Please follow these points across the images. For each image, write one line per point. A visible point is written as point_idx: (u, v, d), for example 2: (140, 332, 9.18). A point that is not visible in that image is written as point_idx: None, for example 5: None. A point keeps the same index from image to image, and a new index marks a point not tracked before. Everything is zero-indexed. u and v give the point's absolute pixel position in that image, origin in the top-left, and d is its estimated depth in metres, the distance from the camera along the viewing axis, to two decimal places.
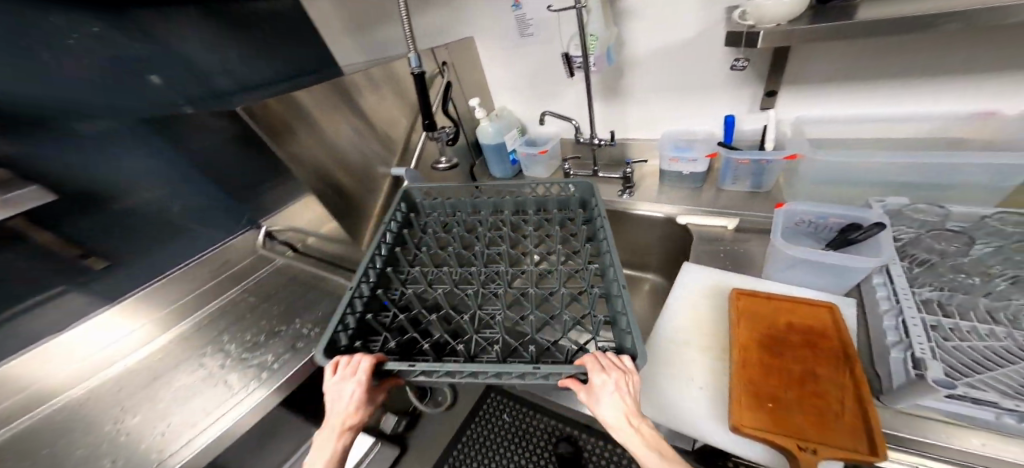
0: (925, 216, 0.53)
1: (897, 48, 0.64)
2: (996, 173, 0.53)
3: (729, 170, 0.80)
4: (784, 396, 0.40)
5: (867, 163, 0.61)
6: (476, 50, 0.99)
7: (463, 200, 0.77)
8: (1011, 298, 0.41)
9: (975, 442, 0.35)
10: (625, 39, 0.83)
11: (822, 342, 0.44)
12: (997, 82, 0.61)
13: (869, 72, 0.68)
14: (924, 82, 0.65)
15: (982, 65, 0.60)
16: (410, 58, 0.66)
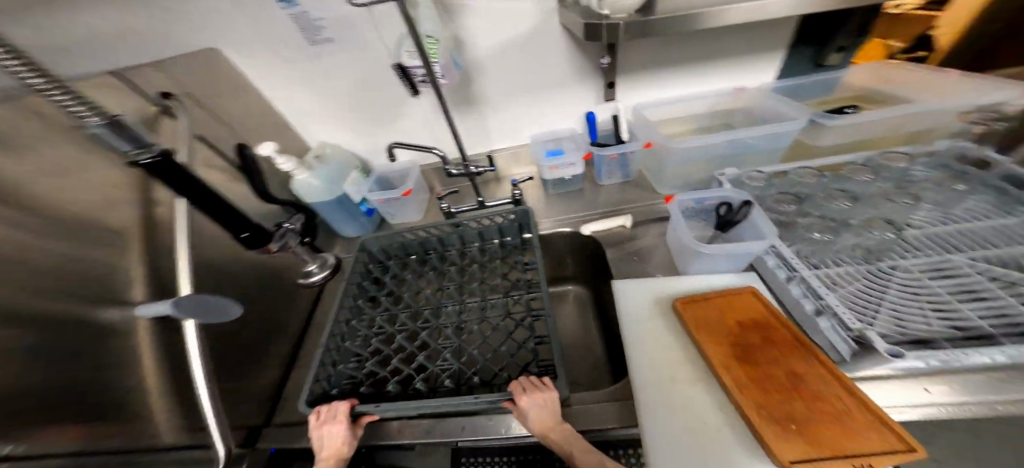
0: (756, 181, 0.66)
1: (691, 40, 0.73)
2: (779, 138, 0.69)
3: (603, 167, 0.81)
4: (796, 410, 0.37)
5: (709, 144, 0.69)
6: (243, 74, 0.66)
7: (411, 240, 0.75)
8: (840, 241, 0.54)
9: (936, 391, 0.38)
10: (462, 40, 0.68)
11: (775, 332, 0.45)
12: (747, 64, 0.80)
13: (679, 63, 0.77)
14: (710, 67, 0.79)
15: (738, 51, 0.77)
16: (117, 145, 0.36)
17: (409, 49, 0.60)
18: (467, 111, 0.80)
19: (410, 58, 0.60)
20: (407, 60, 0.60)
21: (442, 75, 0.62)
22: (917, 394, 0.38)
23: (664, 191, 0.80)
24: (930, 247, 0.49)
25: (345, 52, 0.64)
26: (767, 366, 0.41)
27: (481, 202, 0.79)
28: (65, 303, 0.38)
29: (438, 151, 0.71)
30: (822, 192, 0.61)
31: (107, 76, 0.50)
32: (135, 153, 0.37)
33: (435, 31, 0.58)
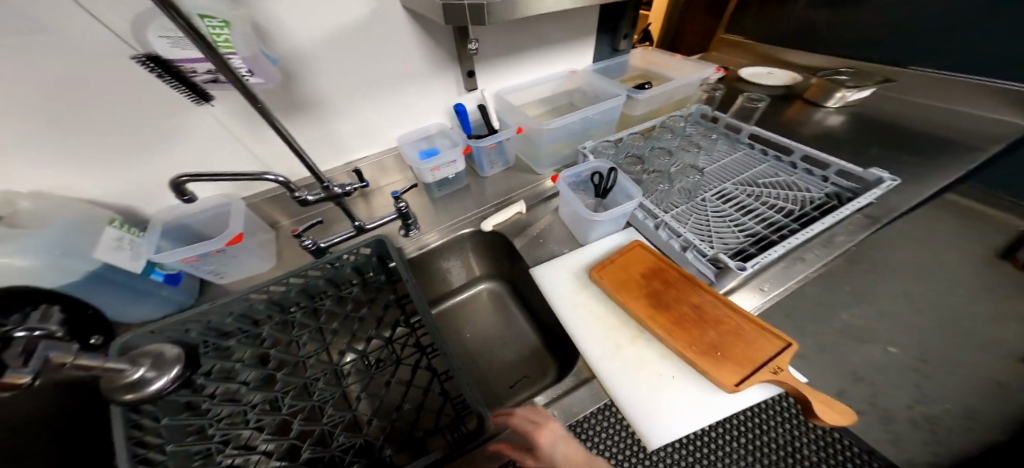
0: (608, 150, 0.79)
1: (528, 27, 0.77)
2: (614, 112, 0.84)
3: (482, 157, 0.80)
4: (712, 337, 0.50)
5: (569, 124, 0.78)
6: None
7: (235, 320, 0.56)
8: (670, 188, 0.73)
9: (761, 288, 0.61)
10: (266, 20, 0.50)
11: (672, 276, 0.57)
12: (576, 48, 0.91)
13: (526, 47, 0.81)
14: (551, 52, 0.87)
15: (568, 37, 0.87)
16: None
17: (166, 32, 0.39)
18: (302, 117, 0.63)
19: (176, 50, 0.40)
20: (166, 50, 0.40)
21: (247, 70, 0.46)
22: (756, 294, 0.61)
23: (543, 171, 0.85)
24: (710, 186, 0.75)
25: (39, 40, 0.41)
26: (679, 310, 0.53)
27: (361, 227, 0.64)
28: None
29: (273, 175, 0.49)
30: (650, 151, 0.80)
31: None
32: None
33: (216, 10, 0.41)
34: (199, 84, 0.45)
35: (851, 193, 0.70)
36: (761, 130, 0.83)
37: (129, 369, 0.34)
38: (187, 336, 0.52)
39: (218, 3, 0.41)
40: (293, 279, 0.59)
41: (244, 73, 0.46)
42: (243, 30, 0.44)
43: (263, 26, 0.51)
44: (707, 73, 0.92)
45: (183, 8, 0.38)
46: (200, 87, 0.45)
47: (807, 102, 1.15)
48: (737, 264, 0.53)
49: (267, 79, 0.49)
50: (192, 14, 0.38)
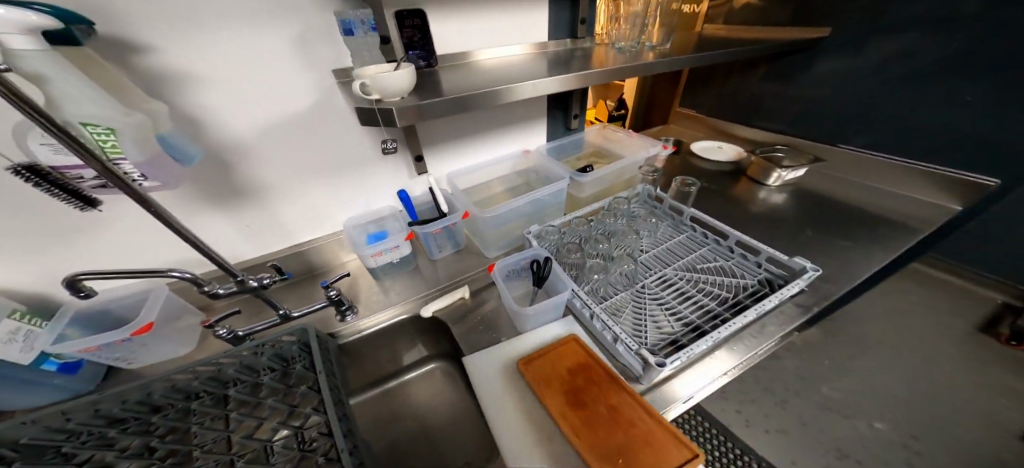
0: (553, 236, 0.82)
1: (473, 117, 0.83)
2: (559, 193, 0.86)
3: (430, 241, 0.82)
4: (622, 443, 0.47)
5: (514, 209, 0.81)
6: None
7: (127, 409, 0.53)
8: (609, 274, 0.75)
9: (691, 381, 0.60)
10: (202, 118, 0.54)
11: (596, 373, 0.56)
12: (528, 129, 0.98)
13: (476, 133, 0.87)
14: (503, 133, 0.93)
15: (519, 119, 0.94)
16: None
17: (46, 139, 0.36)
18: (244, 204, 0.64)
19: (60, 156, 0.37)
20: (49, 158, 0.37)
21: (144, 175, 0.41)
22: (687, 388, 0.59)
23: (492, 253, 0.87)
24: (649, 272, 0.77)
25: None
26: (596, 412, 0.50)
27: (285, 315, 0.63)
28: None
29: (179, 272, 0.49)
30: (592, 236, 0.83)
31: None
32: None
33: (104, 116, 0.36)
34: (85, 191, 0.40)
35: (782, 280, 0.72)
36: (700, 214, 0.86)
37: None
38: (68, 426, 0.49)
39: (115, 108, 0.37)
40: (201, 368, 0.57)
41: (136, 177, 0.41)
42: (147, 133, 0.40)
43: (199, 122, 0.54)
44: (654, 151, 0.98)
45: (62, 115, 0.35)
46: (86, 193, 0.40)
47: (751, 179, 1.18)
48: (657, 361, 0.53)
49: (167, 181, 0.44)
50: (69, 121, 0.35)
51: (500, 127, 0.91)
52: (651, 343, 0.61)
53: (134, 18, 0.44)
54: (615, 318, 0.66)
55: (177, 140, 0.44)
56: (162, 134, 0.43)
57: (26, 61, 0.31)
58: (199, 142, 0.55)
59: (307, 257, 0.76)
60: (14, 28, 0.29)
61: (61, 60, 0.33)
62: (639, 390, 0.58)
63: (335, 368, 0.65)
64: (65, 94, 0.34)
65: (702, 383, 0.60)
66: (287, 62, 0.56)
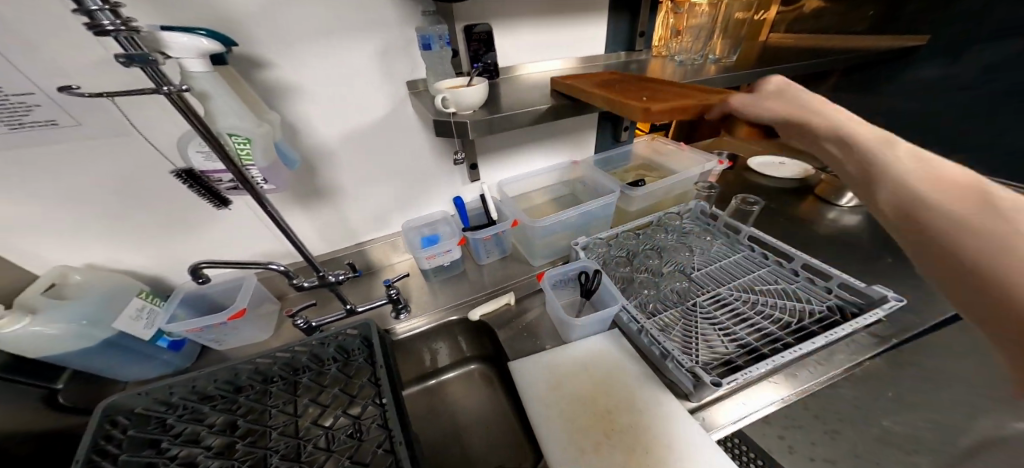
0: (601, 247, 0.81)
1: (528, 129, 0.86)
2: (608, 206, 0.86)
3: (480, 247, 0.85)
4: (624, 88, 0.60)
5: (563, 220, 0.81)
6: None
7: (217, 386, 0.61)
8: (660, 287, 0.73)
9: (746, 402, 0.56)
10: (297, 126, 0.60)
11: (605, 73, 0.74)
12: (578, 141, 0.99)
13: (528, 144, 0.89)
14: (554, 144, 0.95)
15: (570, 132, 0.95)
16: None
17: (200, 148, 0.43)
18: (321, 203, 0.71)
19: (208, 162, 0.44)
20: (200, 163, 0.44)
21: (263, 178, 0.46)
22: (745, 408, 0.56)
23: (537, 262, 0.88)
24: (701, 289, 0.73)
25: (111, 142, 0.52)
26: (637, 91, 0.58)
27: (350, 309, 0.69)
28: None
29: (276, 264, 0.55)
30: (641, 250, 0.81)
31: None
32: None
33: (244, 127, 0.42)
34: (223, 192, 0.46)
35: (855, 309, 0.65)
36: (759, 233, 0.81)
37: None
38: (171, 399, 0.58)
39: (251, 121, 0.43)
40: (278, 354, 0.64)
41: (258, 181, 0.46)
42: (269, 144, 0.45)
43: (295, 130, 0.61)
44: (709, 166, 0.94)
45: (216, 127, 0.41)
46: (221, 193, 0.47)
47: (818, 197, 1.10)
48: (711, 380, 0.51)
49: (281, 184, 0.49)
50: (221, 132, 0.40)
51: (550, 138, 0.93)
52: (702, 361, 0.58)
53: (257, 38, 0.52)
54: (664, 332, 0.64)
55: (286, 148, 0.51)
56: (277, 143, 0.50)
57: (198, 82, 0.38)
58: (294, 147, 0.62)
59: (367, 255, 0.82)
60: (195, 55, 0.36)
61: (222, 82, 0.40)
62: (689, 408, 0.56)
63: (390, 361, 0.68)
64: (220, 110, 0.40)
65: (762, 408, 0.55)
66: (369, 75, 0.62)
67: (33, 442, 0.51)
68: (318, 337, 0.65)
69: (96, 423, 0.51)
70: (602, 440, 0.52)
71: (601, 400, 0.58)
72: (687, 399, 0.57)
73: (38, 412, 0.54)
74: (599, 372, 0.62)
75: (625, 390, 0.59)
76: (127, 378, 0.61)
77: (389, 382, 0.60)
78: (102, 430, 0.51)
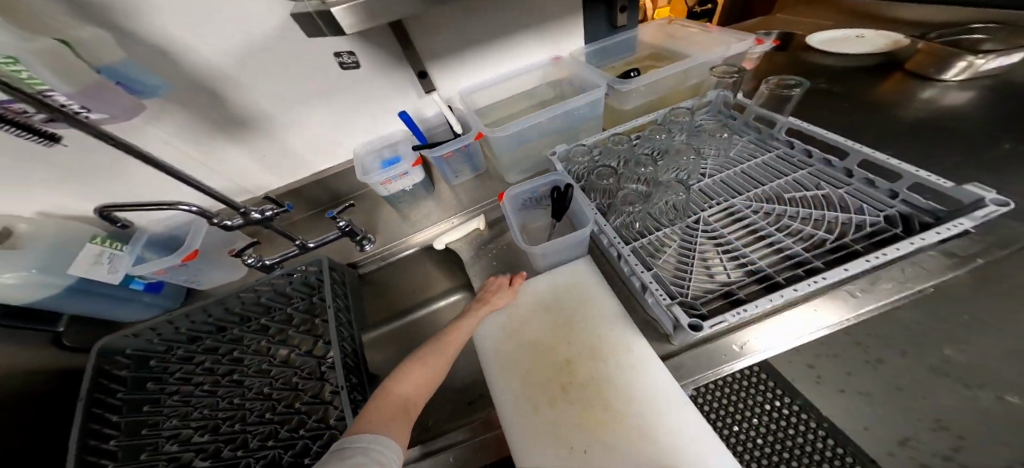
0: (581, 157, 0.66)
1: (489, 9, 0.64)
2: (592, 105, 0.68)
3: (445, 166, 0.73)
4: None
5: (533, 127, 0.66)
6: None
7: (197, 326, 0.62)
8: (657, 201, 0.59)
9: (764, 339, 0.43)
10: (160, 45, 0.50)
11: None
12: (566, 28, 0.76)
13: (492, 37, 0.69)
14: (531, 33, 0.73)
15: (553, 12, 0.71)
16: None
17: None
18: (248, 134, 0.63)
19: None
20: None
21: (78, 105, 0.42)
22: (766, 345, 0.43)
23: (513, 179, 0.75)
24: (709, 202, 0.58)
25: None
26: None
27: (300, 245, 0.65)
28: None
29: (187, 205, 0.49)
30: (635, 157, 0.65)
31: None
32: None
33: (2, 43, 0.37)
34: (38, 125, 0.40)
35: (931, 218, 0.45)
36: (801, 122, 0.59)
37: None
38: (156, 342, 0.59)
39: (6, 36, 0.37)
40: (244, 294, 0.63)
41: (77, 110, 0.42)
42: (64, 62, 0.41)
43: (163, 49, 0.50)
44: (745, 46, 0.69)
45: None
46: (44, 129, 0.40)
47: (909, 74, 0.80)
48: (691, 322, 0.40)
49: (108, 111, 0.46)
50: None
51: (522, 28, 0.71)
52: (692, 294, 0.46)
53: None
54: (649, 259, 0.51)
55: (123, 72, 0.49)
56: (104, 69, 0.48)
57: None
58: (175, 74, 0.53)
59: (328, 187, 0.74)
60: None
61: None
62: (671, 349, 0.46)
63: (350, 301, 0.66)
64: None
65: (784, 348, 0.42)
66: None
67: (61, 376, 0.57)
68: (274, 279, 0.64)
69: (94, 359, 0.51)
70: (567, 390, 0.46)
71: (564, 341, 0.51)
72: (669, 341, 0.47)
73: (55, 352, 0.59)
74: (564, 310, 0.54)
75: (593, 327, 0.51)
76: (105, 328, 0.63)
77: (342, 324, 0.59)
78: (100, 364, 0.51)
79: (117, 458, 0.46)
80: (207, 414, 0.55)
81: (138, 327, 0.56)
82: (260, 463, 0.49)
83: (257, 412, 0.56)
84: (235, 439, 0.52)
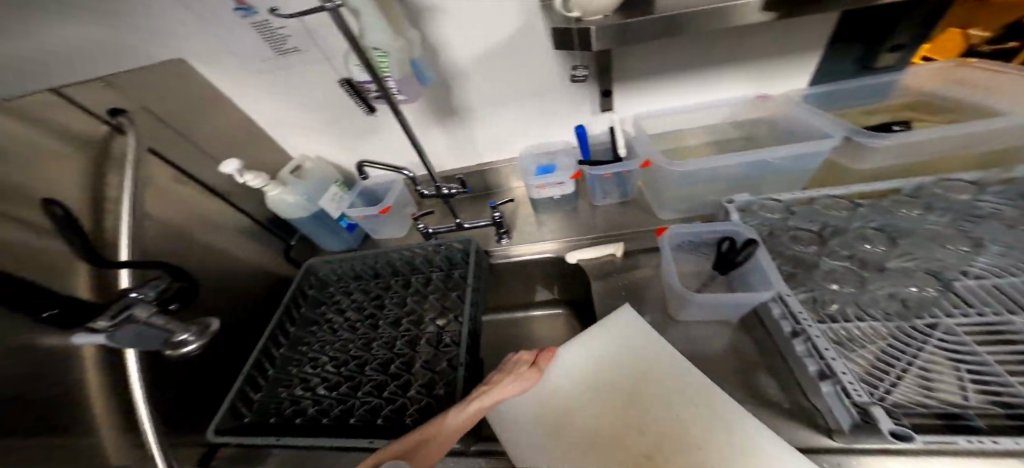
0: (770, 212, 0.55)
1: (716, 38, 0.58)
2: (807, 158, 0.55)
3: (597, 186, 0.72)
4: None
5: (718, 167, 0.57)
6: (195, 77, 0.60)
7: (362, 268, 0.78)
8: (872, 287, 0.45)
9: None
10: (434, 44, 0.61)
11: None
12: (801, 62, 0.62)
13: (706, 63, 0.62)
14: (756, 64, 0.62)
15: (797, 44, 0.59)
16: None
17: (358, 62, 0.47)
18: (452, 122, 0.75)
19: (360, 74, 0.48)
20: (358, 75, 0.48)
21: (399, 91, 0.50)
22: None
23: (664, 216, 0.68)
24: (962, 306, 0.41)
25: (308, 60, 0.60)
26: None
27: (459, 224, 0.74)
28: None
29: (408, 171, 0.65)
30: (855, 227, 0.52)
31: (49, 93, 0.46)
32: None
33: (386, 42, 0.44)
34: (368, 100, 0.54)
35: None
36: None
37: (180, 330, 0.45)
38: (337, 273, 0.78)
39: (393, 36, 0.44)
40: (403, 251, 0.76)
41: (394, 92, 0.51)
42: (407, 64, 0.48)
43: (433, 47, 0.61)
44: None
45: (366, 39, 0.44)
46: (369, 101, 0.53)
47: None
48: (895, 430, 0.32)
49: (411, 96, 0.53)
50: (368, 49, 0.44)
51: (744, 59, 0.62)
52: (893, 401, 0.36)
53: None
54: (838, 344, 0.41)
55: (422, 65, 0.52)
56: (417, 61, 0.51)
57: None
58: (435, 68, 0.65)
59: (486, 177, 0.85)
60: None
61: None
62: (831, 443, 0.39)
63: (481, 284, 0.72)
64: (370, 28, 0.43)
65: None
66: None
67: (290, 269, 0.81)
68: (426, 246, 0.75)
69: (300, 276, 0.76)
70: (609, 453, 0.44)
71: (628, 403, 0.48)
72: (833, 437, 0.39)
73: None
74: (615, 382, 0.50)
75: (685, 412, 0.45)
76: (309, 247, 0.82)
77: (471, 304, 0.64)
78: (299, 284, 0.75)
79: (279, 362, 0.65)
80: (342, 349, 0.66)
81: (332, 257, 0.77)
82: (365, 410, 0.56)
83: (377, 361, 0.63)
84: (354, 379, 0.61)
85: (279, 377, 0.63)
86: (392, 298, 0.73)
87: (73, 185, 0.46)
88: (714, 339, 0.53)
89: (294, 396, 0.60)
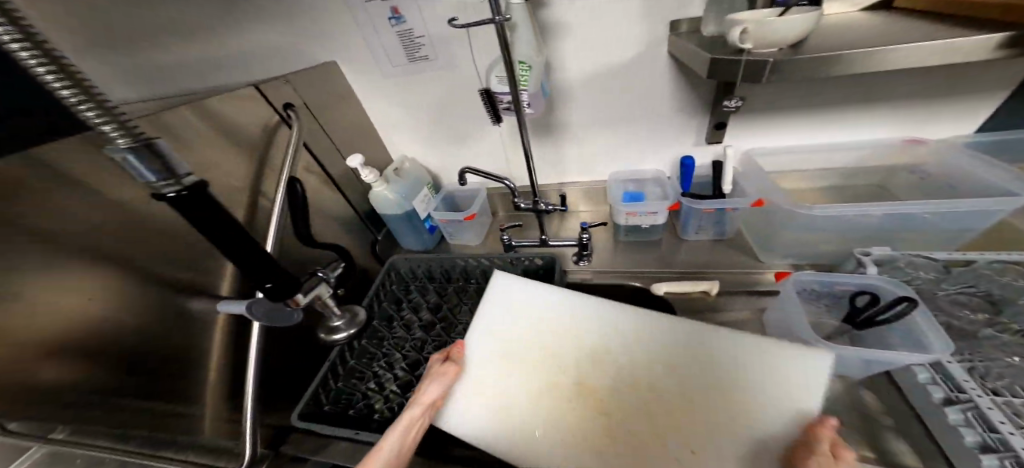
0: (917, 271, 0.49)
1: (866, 79, 0.53)
2: (974, 216, 0.48)
3: (691, 220, 0.68)
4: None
5: (855, 216, 0.51)
6: (343, 79, 0.70)
7: (440, 270, 0.78)
8: None
9: None
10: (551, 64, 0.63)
11: None
12: (965, 110, 0.55)
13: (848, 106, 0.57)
14: (909, 109, 0.56)
15: (968, 90, 0.52)
16: (134, 170, 0.24)
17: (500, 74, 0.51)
18: (546, 140, 0.77)
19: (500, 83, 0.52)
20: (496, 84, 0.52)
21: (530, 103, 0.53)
22: None
23: (770, 260, 0.63)
24: None
25: (435, 69, 0.66)
26: None
27: (541, 240, 0.74)
28: (165, 290, 0.42)
29: (508, 181, 0.66)
30: None
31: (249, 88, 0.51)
32: (160, 184, 0.25)
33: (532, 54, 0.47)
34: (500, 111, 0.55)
35: None
36: None
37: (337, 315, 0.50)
38: (415, 273, 0.79)
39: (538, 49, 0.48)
40: (482, 259, 0.76)
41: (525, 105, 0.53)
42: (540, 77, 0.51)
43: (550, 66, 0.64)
44: None
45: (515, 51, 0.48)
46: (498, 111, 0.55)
47: None
48: None
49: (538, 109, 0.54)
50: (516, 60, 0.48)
51: (898, 100, 0.55)
52: None
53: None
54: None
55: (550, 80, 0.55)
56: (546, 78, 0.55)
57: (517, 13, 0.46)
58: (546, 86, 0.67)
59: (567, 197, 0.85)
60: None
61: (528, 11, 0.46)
62: None
63: None
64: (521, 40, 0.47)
65: None
66: (630, 12, 0.54)
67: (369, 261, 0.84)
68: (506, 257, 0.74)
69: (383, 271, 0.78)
70: (569, 433, 0.43)
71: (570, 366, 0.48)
72: None
73: None
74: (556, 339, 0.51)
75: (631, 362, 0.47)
76: (389, 244, 0.85)
77: None
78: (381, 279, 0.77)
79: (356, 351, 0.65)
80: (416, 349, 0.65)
81: (414, 257, 0.78)
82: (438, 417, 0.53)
83: None
84: None
85: (354, 366, 0.63)
86: (467, 303, 0.73)
87: (245, 167, 0.51)
88: (828, 398, 0.48)
89: (365, 390, 0.60)
